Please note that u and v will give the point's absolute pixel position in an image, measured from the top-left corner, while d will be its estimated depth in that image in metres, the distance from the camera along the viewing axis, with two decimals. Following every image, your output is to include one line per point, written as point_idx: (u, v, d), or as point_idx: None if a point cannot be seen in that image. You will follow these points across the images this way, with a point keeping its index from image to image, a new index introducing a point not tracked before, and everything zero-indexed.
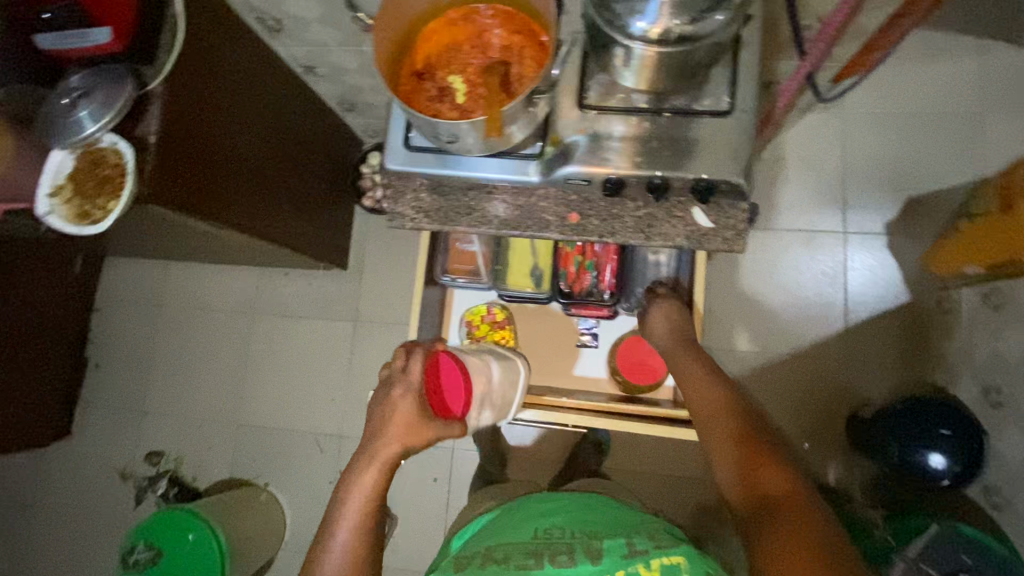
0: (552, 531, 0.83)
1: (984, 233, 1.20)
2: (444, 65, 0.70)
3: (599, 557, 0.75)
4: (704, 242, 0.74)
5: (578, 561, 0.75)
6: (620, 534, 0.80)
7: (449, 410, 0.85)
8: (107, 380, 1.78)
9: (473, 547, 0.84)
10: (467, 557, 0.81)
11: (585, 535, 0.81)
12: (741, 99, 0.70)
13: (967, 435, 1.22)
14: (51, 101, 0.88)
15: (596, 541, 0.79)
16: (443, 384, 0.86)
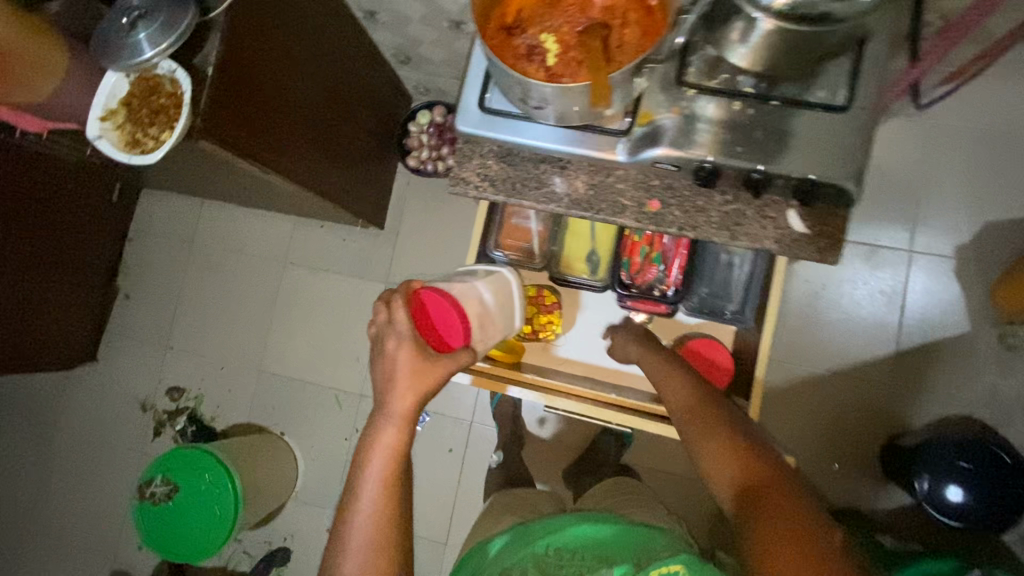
0: (562, 552, 0.80)
1: None
2: (537, 20, 0.63)
3: None
4: (795, 250, 0.68)
5: None
6: (631, 555, 0.76)
7: (447, 343, 0.75)
8: (135, 311, 1.79)
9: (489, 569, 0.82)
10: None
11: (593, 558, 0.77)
12: (861, 95, 0.63)
13: (989, 472, 1.18)
14: (109, 18, 0.83)
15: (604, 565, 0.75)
16: (435, 320, 0.75)
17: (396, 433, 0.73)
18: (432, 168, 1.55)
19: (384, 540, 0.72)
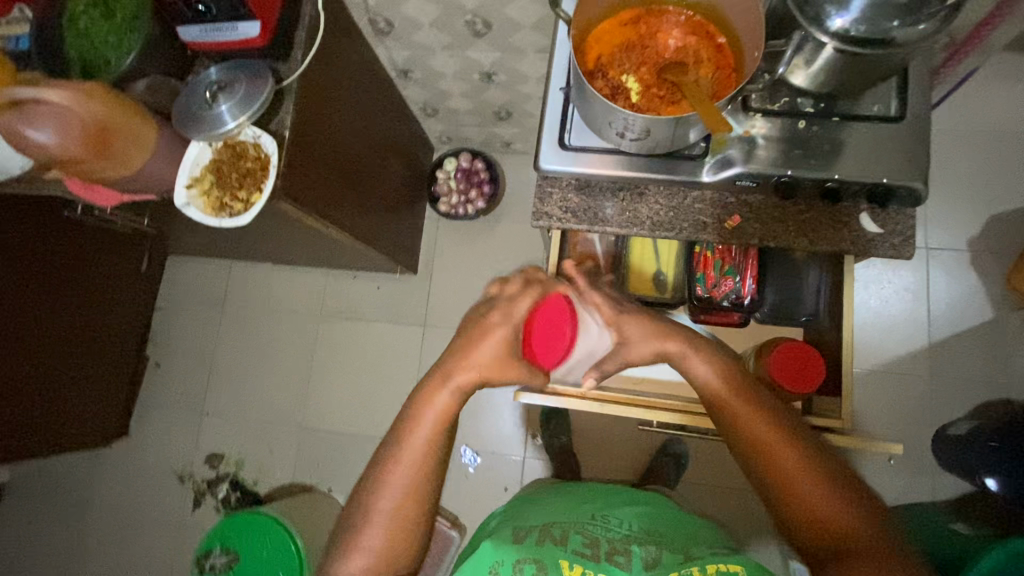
0: (609, 520, 0.81)
1: None
2: (616, 64, 0.70)
3: (655, 565, 0.70)
4: (870, 249, 0.73)
5: (634, 565, 0.70)
6: (678, 545, 0.75)
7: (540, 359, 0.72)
8: (166, 380, 1.76)
9: (529, 523, 0.80)
10: (523, 531, 0.77)
11: (644, 535, 0.77)
12: (911, 106, 0.70)
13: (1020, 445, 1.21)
14: (187, 93, 0.87)
15: (654, 547, 0.74)
16: (547, 323, 0.73)
17: (450, 394, 0.71)
18: (464, 211, 1.60)
19: (416, 502, 0.70)
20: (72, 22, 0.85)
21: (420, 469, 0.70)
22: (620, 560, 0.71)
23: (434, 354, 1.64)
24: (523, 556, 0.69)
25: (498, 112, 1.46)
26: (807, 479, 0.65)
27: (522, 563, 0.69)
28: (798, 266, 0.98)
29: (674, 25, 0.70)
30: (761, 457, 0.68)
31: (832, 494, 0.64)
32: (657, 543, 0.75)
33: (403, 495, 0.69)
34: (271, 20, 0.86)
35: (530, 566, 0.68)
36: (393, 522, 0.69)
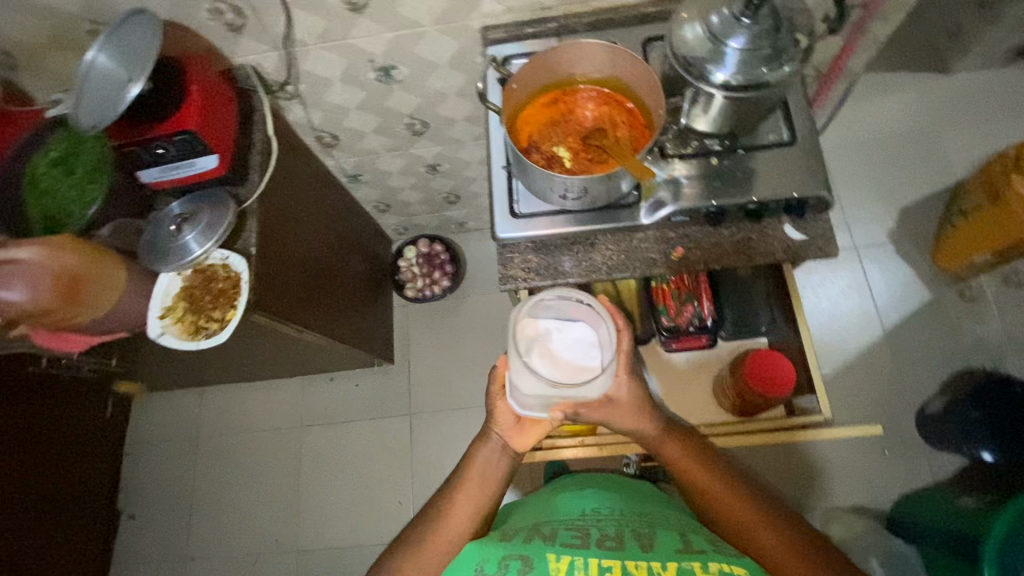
0: (597, 510, 0.83)
1: (982, 224, 1.34)
2: (547, 138, 0.79)
3: (650, 549, 0.73)
4: (802, 253, 0.82)
5: (626, 548, 0.73)
6: (672, 527, 0.78)
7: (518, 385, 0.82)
8: (144, 531, 1.63)
9: (520, 525, 0.83)
10: (515, 529, 0.81)
11: (642, 522, 0.79)
12: (799, 130, 0.82)
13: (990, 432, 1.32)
14: (153, 230, 0.91)
15: (650, 534, 0.76)
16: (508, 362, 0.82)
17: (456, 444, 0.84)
18: (430, 293, 1.64)
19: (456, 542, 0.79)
20: (33, 184, 0.87)
21: (472, 518, 0.80)
22: (606, 547, 0.73)
23: (425, 439, 1.61)
24: (510, 552, 0.73)
25: (447, 197, 1.56)
26: (754, 516, 0.74)
27: (508, 559, 0.73)
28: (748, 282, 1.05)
29: (588, 100, 0.81)
30: (714, 501, 0.77)
31: (779, 531, 0.72)
32: (644, 530, 0.77)
33: (449, 539, 0.79)
34: (227, 151, 0.92)
35: (516, 562, 0.72)
36: (438, 558, 0.78)
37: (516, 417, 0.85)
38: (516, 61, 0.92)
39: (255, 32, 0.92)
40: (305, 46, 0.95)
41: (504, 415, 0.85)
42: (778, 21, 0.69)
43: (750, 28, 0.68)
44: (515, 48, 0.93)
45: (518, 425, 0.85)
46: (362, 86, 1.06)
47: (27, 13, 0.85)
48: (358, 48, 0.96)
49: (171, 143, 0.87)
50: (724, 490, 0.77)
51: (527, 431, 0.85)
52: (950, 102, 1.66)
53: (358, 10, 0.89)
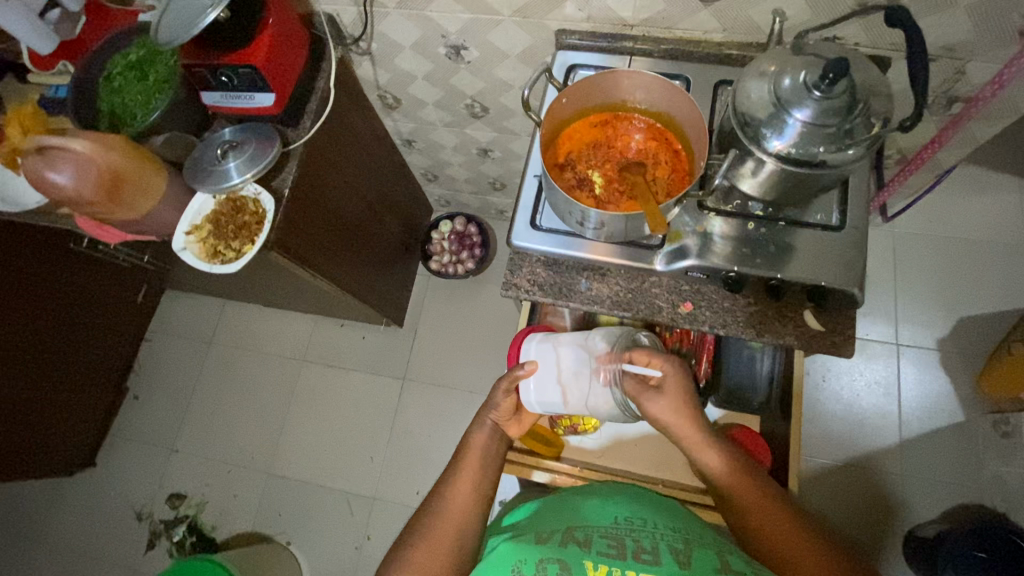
0: (634, 522, 0.77)
1: None
2: (584, 159, 0.78)
3: (690, 566, 0.68)
4: (814, 344, 0.77)
5: (665, 563, 0.69)
6: (713, 546, 0.73)
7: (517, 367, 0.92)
8: (143, 412, 1.76)
9: (549, 526, 0.79)
10: (548, 531, 0.77)
11: (677, 537, 0.75)
12: (850, 217, 0.77)
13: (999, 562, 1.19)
14: (203, 149, 0.96)
15: (687, 551, 0.72)
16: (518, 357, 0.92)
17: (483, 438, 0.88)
18: (453, 271, 1.66)
19: (464, 520, 0.79)
20: (108, 80, 0.95)
21: (472, 494, 0.81)
22: (646, 562, 0.69)
23: (410, 408, 1.65)
24: (547, 555, 0.69)
25: (493, 183, 1.56)
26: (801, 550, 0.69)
27: (546, 562, 0.69)
28: (756, 355, 1.01)
29: (638, 130, 0.79)
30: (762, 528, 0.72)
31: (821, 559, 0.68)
32: (683, 546, 0.72)
33: (451, 519, 0.79)
34: (286, 93, 0.95)
35: (553, 566, 0.68)
36: (450, 537, 0.77)
37: (514, 408, 0.90)
38: (581, 72, 0.90)
39: None
40: (384, 8, 0.96)
41: (505, 407, 0.89)
42: (854, 100, 0.64)
43: (820, 100, 0.64)
44: (584, 58, 0.91)
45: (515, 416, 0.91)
46: (431, 58, 1.07)
47: None
48: (434, 22, 0.97)
49: (236, 73, 0.90)
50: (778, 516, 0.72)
51: (522, 419, 0.93)
52: None
53: None
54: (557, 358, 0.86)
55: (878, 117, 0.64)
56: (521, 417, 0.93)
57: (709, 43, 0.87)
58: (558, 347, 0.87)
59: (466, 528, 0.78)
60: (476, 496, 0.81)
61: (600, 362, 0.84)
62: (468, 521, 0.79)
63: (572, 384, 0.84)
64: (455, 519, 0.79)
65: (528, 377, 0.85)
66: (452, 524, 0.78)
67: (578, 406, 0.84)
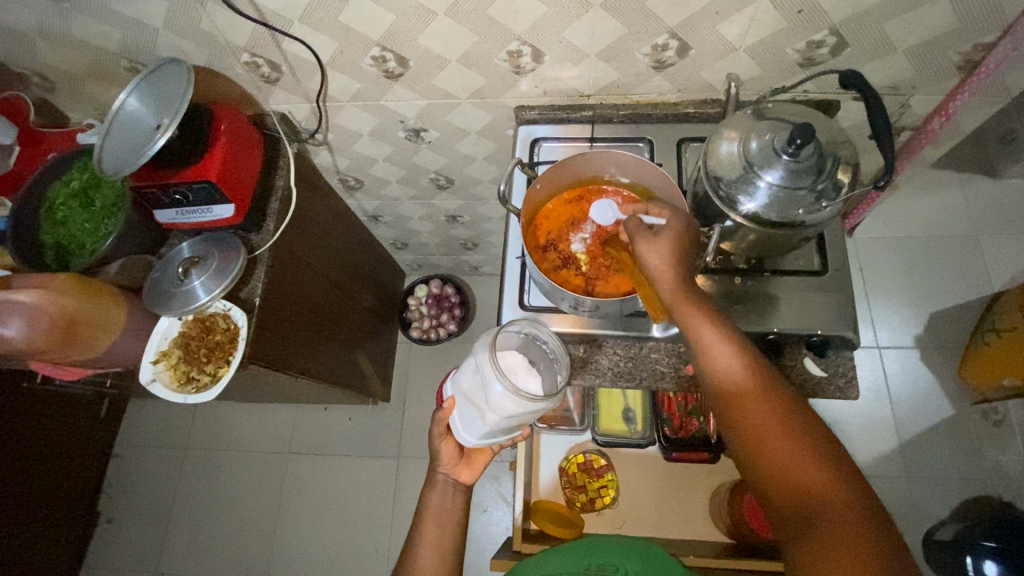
0: None
1: (1001, 354, 1.27)
2: (565, 237, 0.77)
3: None
4: (819, 390, 0.77)
5: None
6: None
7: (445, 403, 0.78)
8: (119, 536, 1.63)
9: None
10: None
11: None
12: (831, 260, 0.79)
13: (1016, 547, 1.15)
14: (161, 268, 0.91)
15: None
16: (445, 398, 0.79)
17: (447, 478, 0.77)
18: (435, 336, 1.61)
19: (444, 549, 0.72)
20: (50, 212, 0.89)
21: (455, 533, 0.73)
22: None
23: (410, 486, 1.58)
24: None
25: (464, 243, 1.55)
26: (842, 508, 0.50)
27: None
28: None
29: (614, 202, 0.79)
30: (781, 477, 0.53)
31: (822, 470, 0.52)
32: None
33: None
34: (246, 200, 0.91)
35: None
36: None
37: (460, 450, 0.77)
38: (545, 145, 0.91)
39: (288, 84, 0.91)
40: (337, 102, 0.95)
41: (447, 453, 0.76)
42: (823, 160, 0.65)
43: (790, 163, 0.64)
44: (546, 131, 0.92)
45: (463, 458, 0.77)
46: (390, 142, 1.05)
47: (72, 47, 0.87)
48: (391, 110, 0.96)
49: (190, 190, 0.86)
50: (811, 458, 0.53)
51: (473, 461, 0.78)
52: None
53: (394, 78, 0.87)
54: (460, 385, 0.70)
55: (847, 168, 0.66)
56: (472, 458, 0.78)
57: (666, 104, 0.89)
58: (458, 374, 0.71)
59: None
60: (455, 539, 0.73)
61: (484, 364, 0.66)
62: (449, 547, 0.73)
63: (479, 403, 0.68)
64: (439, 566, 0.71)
65: (452, 413, 0.73)
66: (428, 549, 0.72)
67: (494, 418, 0.67)
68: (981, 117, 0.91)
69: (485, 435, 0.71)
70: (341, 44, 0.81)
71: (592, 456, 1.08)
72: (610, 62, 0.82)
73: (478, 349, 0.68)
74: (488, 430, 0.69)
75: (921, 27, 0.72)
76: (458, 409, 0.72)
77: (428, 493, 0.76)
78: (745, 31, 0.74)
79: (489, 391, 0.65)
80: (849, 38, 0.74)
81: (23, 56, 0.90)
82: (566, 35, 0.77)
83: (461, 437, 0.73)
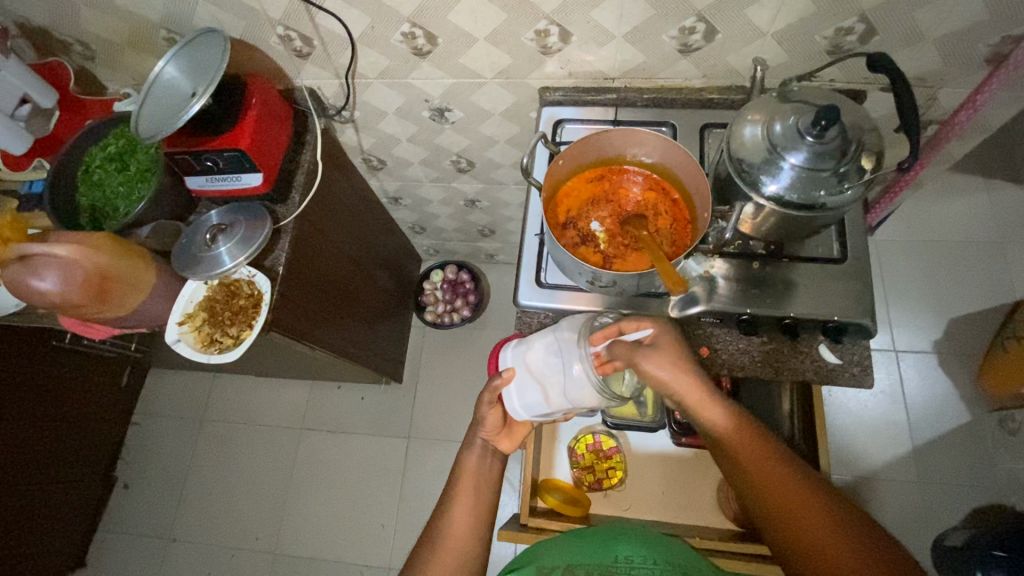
0: (633, 562, 0.66)
1: None
2: (585, 215, 0.78)
3: None
4: (832, 378, 0.77)
5: None
6: None
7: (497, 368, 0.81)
8: (135, 502, 1.67)
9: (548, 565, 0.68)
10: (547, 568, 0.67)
11: None
12: (851, 248, 0.78)
13: None
14: (190, 235, 0.93)
15: None
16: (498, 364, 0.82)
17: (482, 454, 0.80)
18: (449, 320, 1.63)
19: (476, 514, 0.74)
20: (87, 174, 0.92)
21: (467, 497, 0.74)
22: None
23: (418, 467, 1.60)
24: None
25: (481, 230, 1.56)
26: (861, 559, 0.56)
27: None
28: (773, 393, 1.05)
29: (634, 183, 0.80)
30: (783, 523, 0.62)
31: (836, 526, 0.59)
32: None
33: (462, 549, 0.71)
34: (273, 172, 0.94)
35: None
36: (454, 546, 0.71)
37: (503, 420, 0.81)
38: (568, 126, 0.92)
39: (319, 60, 0.93)
40: (366, 79, 0.96)
41: (491, 422, 0.80)
42: (847, 143, 0.65)
43: (813, 145, 0.65)
44: (570, 113, 0.92)
45: (505, 429, 0.81)
46: (414, 121, 1.07)
47: (113, 15, 0.90)
48: (417, 89, 0.98)
49: (220, 157, 0.88)
50: (818, 513, 0.60)
51: (514, 432, 0.83)
52: (1020, 218, 1.57)
53: (422, 55, 0.89)
54: (528, 359, 0.73)
55: (871, 153, 0.66)
56: (513, 429, 0.83)
57: (690, 89, 0.89)
58: (527, 349, 0.74)
59: (472, 542, 0.72)
60: (477, 504, 0.75)
61: (571, 347, 0.70)
62: (478, 511, 0.74)
63: (546, 383, 0.72)
64: (459, 528, 0.72)
65: (508, 385, 0.75)
66: (462, 510, 0.74)
67: (560, 403, 0.71)
68: (1010, 113, 0.90)
69: (537, 414, 0.75)
70: (372, 19, 0.83)
71: (602, 438, 1.10)
72: (636, 45, 0.83)
73: (560, 330, 0.72)
74: (543, 411, 0.74)
75: (952, 16, 0.72)
76: (517, 383, 0.74)
77: (464, 456, 0.80)
78: (773, 15, 0.75)
79: (566, 377, 0.69)
80: (878, 26, 0.74)
81: (67, 24, 0.93)
82: (594, 15, 0.78)
83: (511, 407, 0.75)
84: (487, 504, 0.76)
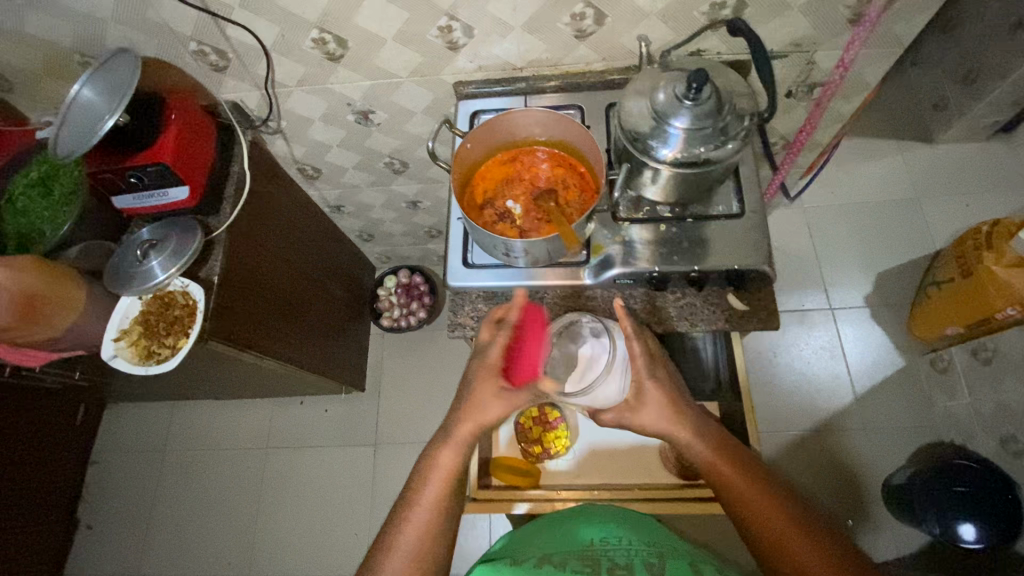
0: (607, 543, 0.82)
1: (948, 302, 1.37)
2: (499, 194, 0.83)
3: None
4: (743, 323, 0.83)
5: None
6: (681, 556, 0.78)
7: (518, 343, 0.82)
8: (101, 542, 1.63)
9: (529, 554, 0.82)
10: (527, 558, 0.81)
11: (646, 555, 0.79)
12: (748, 203, 0.84)
13: (986, 489, 1.23)
14: (122, 252, 0.94)
15: (658, 562, 0.77)
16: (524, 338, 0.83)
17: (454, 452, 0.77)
18: (406, 323, 1.65)
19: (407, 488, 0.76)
20: (11, 202, 0.92)
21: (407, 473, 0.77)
22: None
23: (389, 471, 1.60)
24: None
25: (429, 231, 1.59)
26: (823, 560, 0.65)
27: None
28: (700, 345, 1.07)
29: (543, 160, 0.85)
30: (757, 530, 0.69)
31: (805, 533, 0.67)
32: (656, 561, 0.77)
33: (419, 542, 0.72)
34: (200, 184, 0.96)
35: None
36: (415, 547, 0.72)
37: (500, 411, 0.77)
38: (483, 117, 0.96)
39: (237, 72, 0.96)
40: (286, 87, 1.00)
41: (491, 403, 0.77)
42: (721, 103, 0.71)
43: (693, 107, 0.70)
44: (484, 104, 0.97)
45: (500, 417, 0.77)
46: (341, 126, 1.10)
47: (26, 45, 0.91)
48: (337, 93, 1.01)
49: (145, 173, 0.90)
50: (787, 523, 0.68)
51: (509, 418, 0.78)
52: (931, 174, 1.69)
53: (335, 60, 0.93)
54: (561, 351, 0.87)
55: (745, 111, 0.72)
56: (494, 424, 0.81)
57: (593, 73, 0.95)
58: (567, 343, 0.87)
59: (431, 536, 0.72)
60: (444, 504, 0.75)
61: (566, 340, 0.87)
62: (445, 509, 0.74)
63: None
64: (422, 526, 0.73)
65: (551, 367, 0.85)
66: (422, 508, 0.74)
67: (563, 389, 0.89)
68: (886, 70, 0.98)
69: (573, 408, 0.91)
70: (281, 27, 0.86)
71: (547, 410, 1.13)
72: (535, 34, 0.88)
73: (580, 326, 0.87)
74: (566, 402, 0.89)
75: None
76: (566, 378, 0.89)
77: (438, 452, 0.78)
78: None
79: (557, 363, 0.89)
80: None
81: None
82: (490, 8, 0.83)
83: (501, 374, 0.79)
84: (450, 499, 0.75)
